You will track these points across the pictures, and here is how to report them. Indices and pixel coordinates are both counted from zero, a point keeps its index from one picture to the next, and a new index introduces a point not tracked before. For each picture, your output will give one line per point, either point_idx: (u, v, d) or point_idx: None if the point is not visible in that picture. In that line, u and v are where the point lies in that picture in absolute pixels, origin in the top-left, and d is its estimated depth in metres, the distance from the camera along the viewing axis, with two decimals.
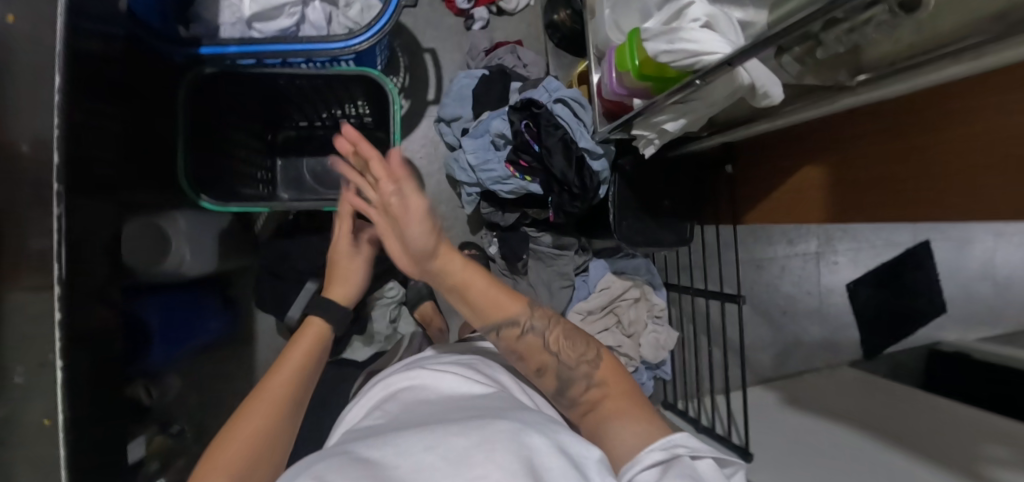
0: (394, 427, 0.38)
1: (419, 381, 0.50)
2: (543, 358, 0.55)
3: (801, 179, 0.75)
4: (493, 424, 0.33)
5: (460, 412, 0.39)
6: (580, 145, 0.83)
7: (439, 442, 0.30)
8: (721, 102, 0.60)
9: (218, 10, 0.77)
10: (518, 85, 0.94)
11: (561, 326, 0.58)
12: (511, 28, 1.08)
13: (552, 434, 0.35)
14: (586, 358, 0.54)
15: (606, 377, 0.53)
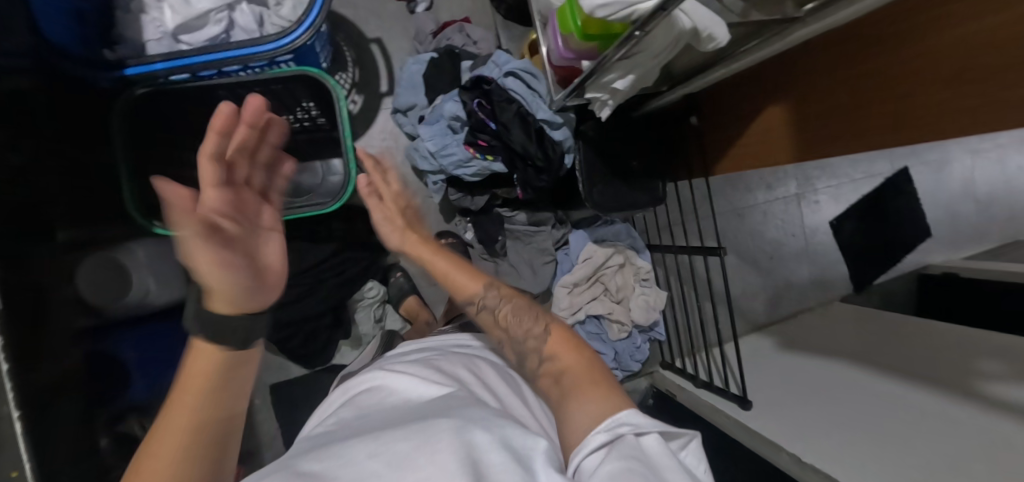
0: (349, 431, 0.39)
1: (380, 383, 0.50)
2: (500, 331, 0.59)
3: (764, 122, 0.75)
4: (436, 423, 0.33)
5: (411, 414, 0.39)
6: (539, 117, 0.80)
7: (383, 449, 0.31)
8: (664, 52, 0.58)
9: (141, 27, 0.74)
10: (469, 64, 0.91)
11: (513, 302, 0.59)
12: (457, 6, 1.04)
13: (502, 427, 0.35)
14: (531, 332, 0.54)
15: (554, 350, 0.51)
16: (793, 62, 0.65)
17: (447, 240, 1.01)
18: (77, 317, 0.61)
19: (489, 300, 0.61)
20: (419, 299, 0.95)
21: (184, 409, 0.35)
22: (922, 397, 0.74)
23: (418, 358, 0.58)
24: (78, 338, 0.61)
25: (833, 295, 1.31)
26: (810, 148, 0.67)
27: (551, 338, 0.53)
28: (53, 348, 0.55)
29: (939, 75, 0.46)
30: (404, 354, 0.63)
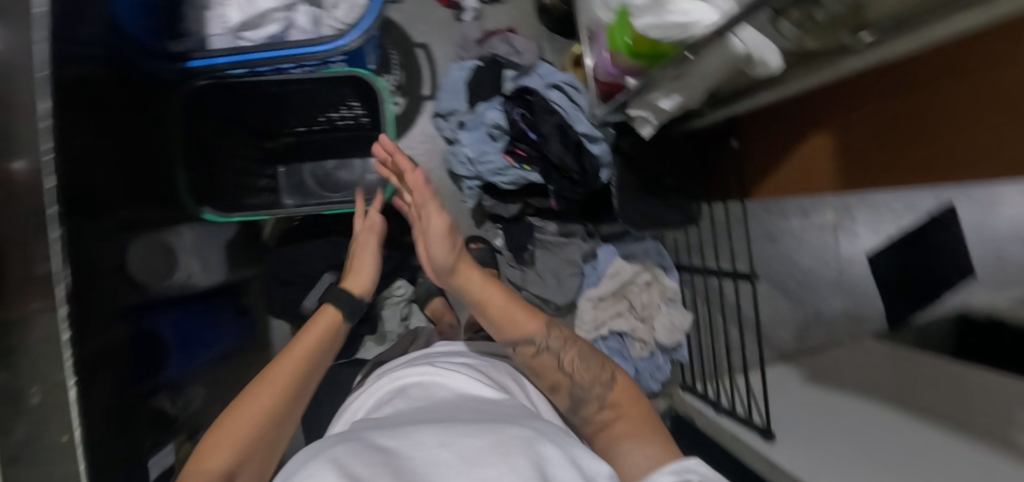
0: (408, 420, 0.43)
1: (432, 379, 0.56)
2: (557, 377, 0.60)
3: (806, 158, 0.74)
4: (507, 429, 0.37)
5: (467, 413, 0.44)
6: (578, 129, 0.82)
7: (452, 441, 0.34)
8: (716, 73, 0.57)
9: (206, 21, 0.77)
10: (512, 73, 0.91)
11: (576, 347, 0.61)
12: (503, 15, 1.06)
13: (563, 445, 0.38)
14: (599, 380, 0.58)
15: (618, 400, 0.56)
16: (846, 92, 0.64)
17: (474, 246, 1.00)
18: (124, 293, 0.65)
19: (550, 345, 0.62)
20: (445, 301, 0.98)
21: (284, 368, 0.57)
22: (954, 446, 0.71)
23: (465, 360, 0.64)
24: (126, 314, 0.65)
25: (866, 330, 1.26)
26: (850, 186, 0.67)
27: (616, 388, 0.57)
28: (101, 320, 0.58)
29: (970, 117, 0.46)
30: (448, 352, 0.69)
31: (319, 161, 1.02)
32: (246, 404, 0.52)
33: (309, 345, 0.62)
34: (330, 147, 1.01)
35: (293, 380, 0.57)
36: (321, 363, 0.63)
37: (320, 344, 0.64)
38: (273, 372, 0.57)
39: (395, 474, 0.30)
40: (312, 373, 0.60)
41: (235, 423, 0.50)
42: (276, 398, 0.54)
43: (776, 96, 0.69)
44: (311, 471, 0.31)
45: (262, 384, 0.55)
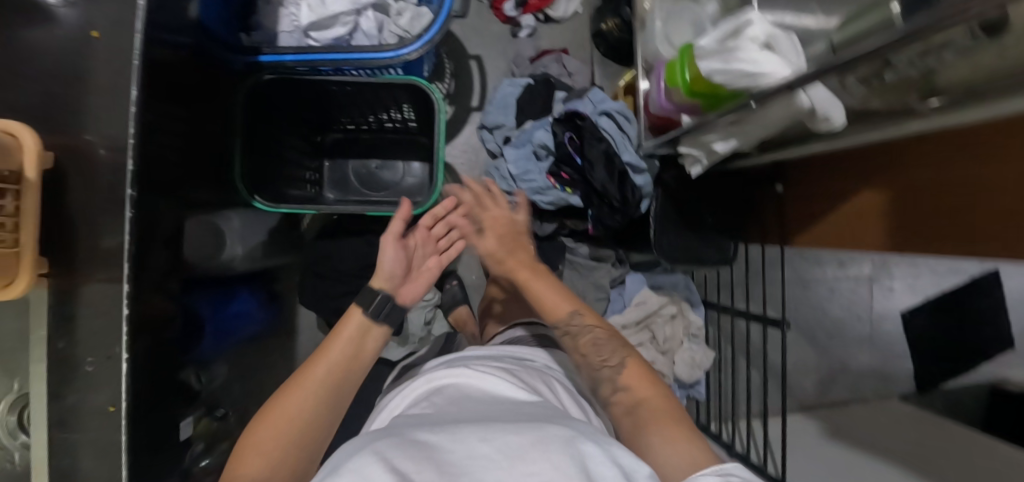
0: (443, 418, 0.42)
1: (468, 383, 0.55)
2: (578, 358, 0.63)
3: (856, 211, 0.72)
4: (547, 429, 0.35)
5: (508, 414, 0.42)
6: (624, 159, 0.82)
7: (494, 438, 0.33)
8: (777, 125, 0.56)
9: (277, 19, 0.81)
10: (562, 95, 0.93)
11: (594, 333, 0.63)
12: (558, 36, 1.08)
13: (607, 444, 0.35)
14: (609, 362, 0.59)
15: (630, 382, 0.57)
16: (904, 152, 0.63)
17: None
18: (174, 269, 0.68)
19: (572, 328, 0.66)
20: (469, 311, 0.99)
21: (316, 373, 0.56)
22: None
23: (497, 364, 0.62)
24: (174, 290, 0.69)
25: (896, 392, 1.21)
26: (906, 245, 0.65)
27: (628, 370, 0.58)
28: (152, 292, 0.62)
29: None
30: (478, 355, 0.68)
31: (363, 160, 1.05)
32: (279, 408, 0.52)
33: (342, 346, 0.61)
34: (376, 147, 1.04)
35: (326, 383, 0.56)
36: (359, 362, 0.62)
37: (355, 344, 0.62)
38: (306, 375, 0.56)
39: (439, 469, 0.28)
40: (348, 373, 0.59)
41: (271, 427, 0.51)
42: (310, 401, 0.54)
43: (831, 148, 0.68)
44: (353, 462, 0.29)
45: (295, 388, 0.55)
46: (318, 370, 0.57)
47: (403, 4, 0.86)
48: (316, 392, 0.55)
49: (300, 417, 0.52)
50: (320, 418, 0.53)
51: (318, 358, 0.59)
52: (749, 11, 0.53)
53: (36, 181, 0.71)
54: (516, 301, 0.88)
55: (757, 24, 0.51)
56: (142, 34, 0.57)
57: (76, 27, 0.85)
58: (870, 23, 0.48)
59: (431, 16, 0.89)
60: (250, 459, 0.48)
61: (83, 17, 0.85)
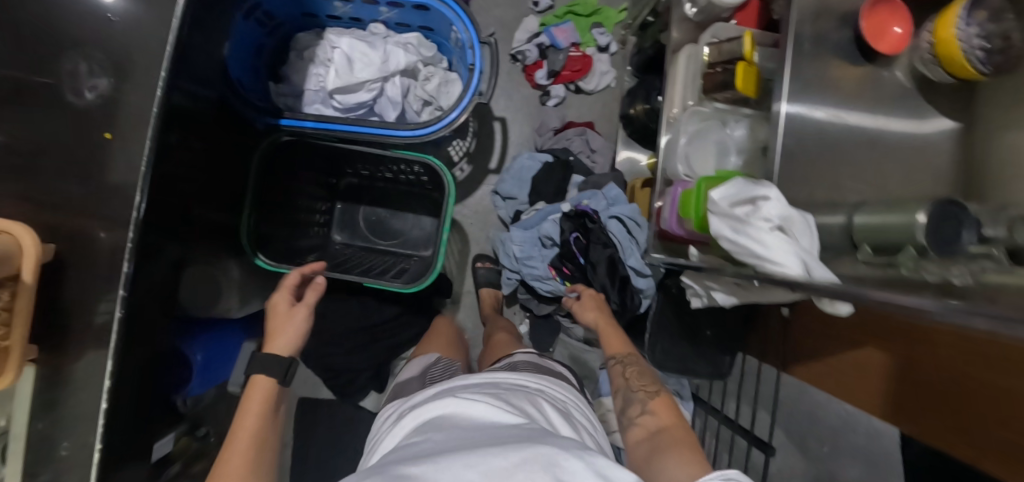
0: (432, 447, 0.39)
1: (453, 408, 0.48)
2: (619, 382, 0.65)
3: (855, 364, 0.67)
4: (533, 445, 0.34)
5: (501, 433, 0.40)
6: (628, 263, 0.82)
7: (479, 461, 0.32)
8: (777, 299, 0.54)
9: (306, 76, 0.82)
10: (579, 178, 0.94)
11: (636, 365, 0.66)
12: (586, 107, 1.06)
13: (594, 457, 0.34)
14: (646, 388, 0.61)
15: (657, 408, 0.57)
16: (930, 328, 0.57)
17: (480, 264, 0.99)
18: (164, 310, 0.68)
19: (624, 357, 0.68)
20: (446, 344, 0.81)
21: (239, 449, 0.55)
22: None
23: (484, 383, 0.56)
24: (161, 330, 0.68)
25: None
26: (897, 414, 0.60)
27: (659, 398, 0.59)
28: (135, 337, 0.61)
29: None
30: (465, 378, 0.59)
31: (375, 208, 1.05)
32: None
33: (261, 409, 0.61)
34: (388, 195, 1.04)
35: (255, 448, 0.56)
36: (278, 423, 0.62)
37: (274, 403, 0.63)
38: (232, 448, 0.55)
39: None
40: (273, 435, 0.59)
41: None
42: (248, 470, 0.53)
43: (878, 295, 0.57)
44: None
45: (227, 460, 0.54)
46: (241, 438, 0.56)
47: (432, 69, 0.87)
48: (251, 462, 0.54)
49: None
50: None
51: (240, 424, 0.59)
52: (769, 185, 0.51)
53: (32, 284, 0.56)
54: (516, 344, 0.81)
55: (773, 203, 0.49)
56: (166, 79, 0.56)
57: (83, 120, 0.69)
58: (901, 233, 0.46)
59: (460, 82, 0.88)
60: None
61: (106, 107, 0.68)
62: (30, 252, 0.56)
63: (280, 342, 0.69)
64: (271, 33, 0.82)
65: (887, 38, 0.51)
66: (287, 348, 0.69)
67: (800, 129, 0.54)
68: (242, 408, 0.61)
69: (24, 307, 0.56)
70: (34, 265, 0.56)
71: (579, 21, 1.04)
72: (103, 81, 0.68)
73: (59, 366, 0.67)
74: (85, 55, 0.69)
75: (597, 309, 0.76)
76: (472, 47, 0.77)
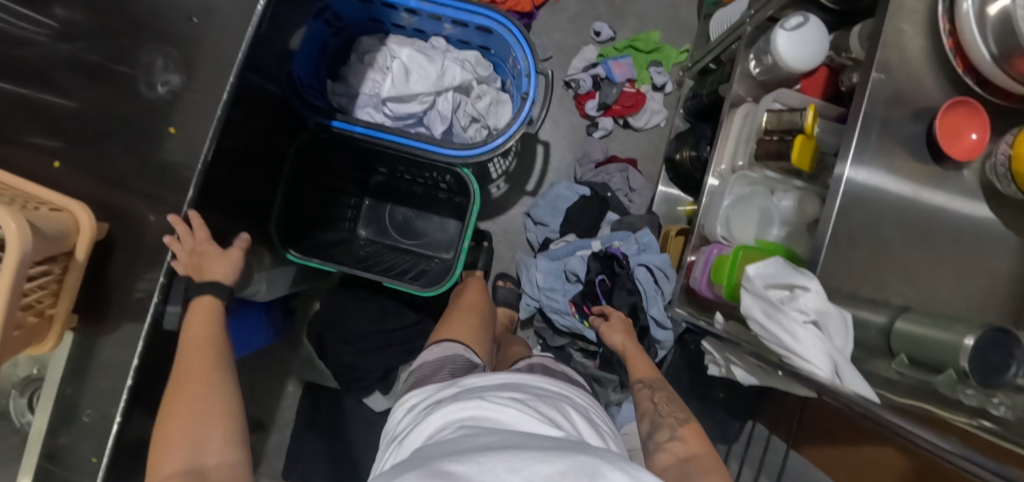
0: (466, 448, 0.35)
1: (481, 412, 0.44)
2: (646, 407, 0.58)
3: (868, 458, 0.58)
4: (575, 456, 0.30)
5: (540, 441, 0.36)
6: (650, 313, 0.81)
7: (523, 466, 0.28)
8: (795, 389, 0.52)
9: (363, 80, 0.84)
10: (614, 217, 0.94)
11: (666, 392, 0.60)
12: (632, 143, 1.06)
13: (638, 471, 0.29)
14: (677, 414, 0.54)
15: (687, 436, 0.50)
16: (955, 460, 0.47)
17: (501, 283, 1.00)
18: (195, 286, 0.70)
19: (654, 383, 0.62)
20: (477, 330, 0.73)
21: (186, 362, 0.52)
22: None
23: (509, 385, 0.51)
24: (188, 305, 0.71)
25: None
26: None
27: (689, 426, 0.52)
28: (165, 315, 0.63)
29: None
30: (485, 376, 0.54)
31: (401, 208, 1.07)
32: (171, 414, 0.46)
33: (208, 331, 0.57)
34: (416, 197, 1.05)
35: (202, 373, 0.50)
36: (229, 338, 0.59)
37: (222, 319, 0.59)
38: (185, 373, 0.51)
39: None
40: (222, 351, 0.55)
41: (170, 435, 0.44)
42: (203, 394, 0.48)
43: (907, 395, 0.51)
44: None
45: (179, 392, 0.49)
46: (187, 362, 0.52)
47: (485, 87, 0.88)
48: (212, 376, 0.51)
49: (203, 413, 0.46)
50: (224, 405, 0.48)
51: (186, 346, 0.55)
52: (809, 274, 0.49)
53: (83, 263, 0.53)
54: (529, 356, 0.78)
55: (812, 297, 0.47)
56: (237, 77, 0.59)
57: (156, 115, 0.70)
58: (940, 352, 0.44)
59: (510, 104, 0.91)
60: (170, 453, 0.43)
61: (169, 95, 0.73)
62: (85, 230, 0.52)
63: (213, 272, 0.62)
64: (336, 33, 0.85)
65: (959, 142, 0.48)
66: (226, 273, 0.63)
67: (852, 219, 0.51)
68: (187, 329, 0.57)
69: (72, 284, 0.53)
70: (87, 241, 0.53)
71: (637, 57, 1.05)
72: (174, 77, 0.70)
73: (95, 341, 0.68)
74: (164, 45, 0.72)
75: (624, 331, 0.73)
76: (528, 76, 0.77)
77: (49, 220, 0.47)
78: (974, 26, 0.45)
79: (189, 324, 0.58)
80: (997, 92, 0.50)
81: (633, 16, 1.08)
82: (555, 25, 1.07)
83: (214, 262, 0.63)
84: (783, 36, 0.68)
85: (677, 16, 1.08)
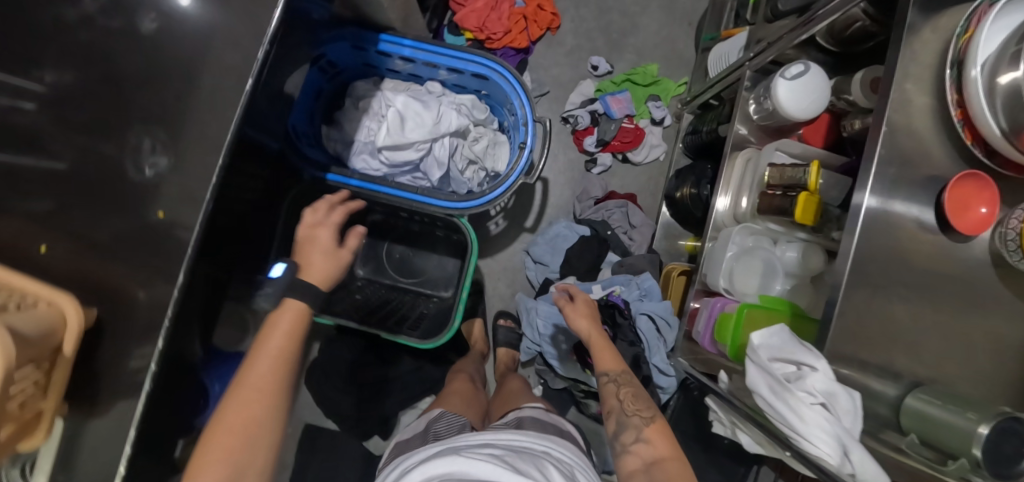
0: None
1: (458, 466, 0.42)
2: (612, 404, 0.62)
3: None
4: None
5: None
6: (652, 361, 0.80)
7: None
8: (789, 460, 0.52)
9: (358, 126, 0.83)
10: (615, 257, 0.93)
11: (630, 384, 0.63)
12: (631, 178, 1.05)
13: None
14: (641, 412, 0.58)
15: (652, 437, 0.55)
16: None
17: (502, 322, 0.99)
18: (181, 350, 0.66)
19: (618, 377, 0.64)
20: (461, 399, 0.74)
21: (258, 373, 0.50)
22: None
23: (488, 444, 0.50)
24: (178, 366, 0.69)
25: None
26: None
27: (653, 425, 0.56)
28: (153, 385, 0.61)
29: None
30: (462, 438, 0.52)
31: (398, 246, 1.05)
32: (225, 425, 0.45)
33: (287, 346, 0.53)
34: (413, 235, 1.04)
35: (269, 394, 0.49)
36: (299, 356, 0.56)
37: (302, 332, 0.56)
38: (252, 387, 0.48)
39: None
40: (292, 369, 0.53)
41: (215, 457, 0.43)
42: (260, 415, 0.47)
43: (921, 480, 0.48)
44: None
45: (241, 403, 0.47)
46: (257, 371, 0.50)
47: (481, 130, 0.88)
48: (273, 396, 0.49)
49: (252, 430, 0.46)
50: (273, 424, 0.48)
51: (261, 348, 0.52)
52: (816, 351, 0.48)
53: (72, 356, 0.52)
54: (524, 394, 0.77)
55: (820, 379, 0.46)
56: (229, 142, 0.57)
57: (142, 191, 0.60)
58: (952, 437, 0.43)
59: (508, 145, 0.90)
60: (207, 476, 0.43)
61: None
62: (73, 324, 0.51)
63: (317, 270, 0.62)
64: (331, 79, 0.84)
65: (967, 216, 0.47)
66: (325, 277, 0.62)
67: (859, 289, 0.50)
68: (267, 333, 0.54)
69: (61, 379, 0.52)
70: (75, 337, 0.51)
71: (636, 91, 1.04)
72: (161, 158, 0.59)
73: (85, 412, 0.64)
74: None
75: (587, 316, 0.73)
76: (526, 125, 0.76)
77: (29, 321, 0.46)
78: (983, 97, 0.44)
79: (274, 327, 0.55)
80: (1005, 163, 0.49)
81: (631, 49, 1.07)
82: (552, 59, 1.06)
83: (325, 245, 0.65)
84: (784, 84, 0.67)
85: (675, 48, 1.08)
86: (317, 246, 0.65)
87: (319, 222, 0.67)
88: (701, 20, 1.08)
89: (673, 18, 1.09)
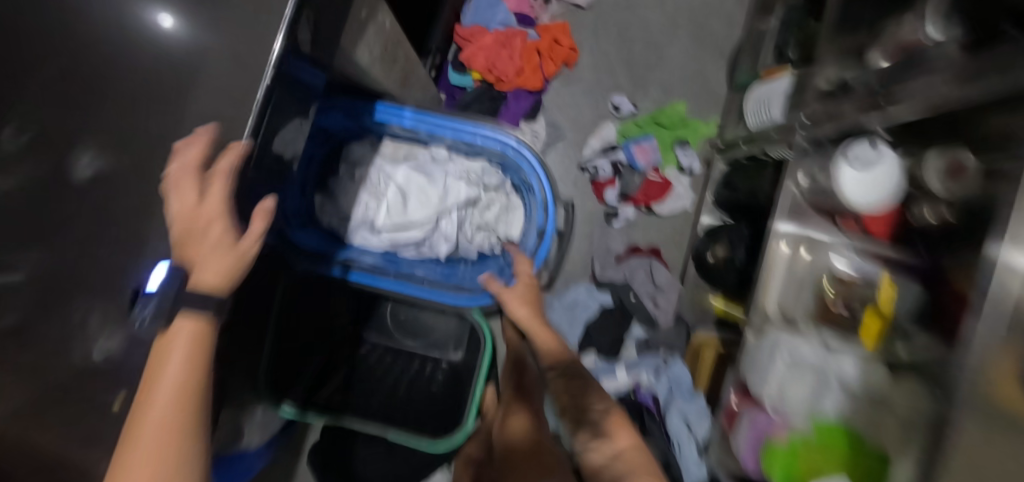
0: None
1: None
2: (565, 401, 0.56)
3: None
4: None
5: None
6: (682, 461, 0.73)
7: None
8: None
9: (355, 199, 0.74)
10: (640, 331, 0.85)
11: (586, 376, 0.58)
12: (655, 230, 0.96)
13: None
14: (602, 410, 0.53)
15: (613, 432, 0.50)
16: None
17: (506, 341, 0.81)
18: None
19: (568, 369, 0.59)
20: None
21: (152, 409, 0.37)
22: None
23: None
24: None
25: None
26: None
27: (617, 420, 0.51)
28: None
29: None
30: None
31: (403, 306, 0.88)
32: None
33: (189, 366, 0.39)
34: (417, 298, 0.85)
35: (178, 440, 0.37)
36: (213, 365, 0.41)
37: (210, 347, 0.41)
38: (146, 433, 0.36)
39: None
40: (203, 390, 0.40)
41: None
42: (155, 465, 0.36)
43: None
44: None
45: (134, 458, 0.36)
46: (156, 414, 0.37)
47: (493, 195, 0.77)
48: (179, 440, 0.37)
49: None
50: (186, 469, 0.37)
51: (153, 383, 0.38)
52: None
53: None
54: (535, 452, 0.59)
55: None
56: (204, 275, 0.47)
57: None
58: None
59: (522, 209, 0.79)
60: None
61: None
62: None
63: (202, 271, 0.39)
64: (323, 143, 0.73)
65: None
66: (223, 279, 0.40)
67: None
68: (158, 357, 0.39)
69: None
70: None
71: (662, 135, 0.93)
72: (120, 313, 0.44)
73: None
74: None
75: (526, 302, 0.66)
76: (546, 206, 0.68)
77: None
78: None
79: (162, 348, 0.39)
80: None
81: (657, 85, 0.96)
82: (569, 98, 0.95)
83: (202, 226, 0.39)
84: (852, 174, 0.58)
85: (705, 82, 0.97)
86: (191, 231, 0.39)
87: (188, 199, 0.38)
88: (735, 51, 0.97)
89: (703, 50, 0.97)
